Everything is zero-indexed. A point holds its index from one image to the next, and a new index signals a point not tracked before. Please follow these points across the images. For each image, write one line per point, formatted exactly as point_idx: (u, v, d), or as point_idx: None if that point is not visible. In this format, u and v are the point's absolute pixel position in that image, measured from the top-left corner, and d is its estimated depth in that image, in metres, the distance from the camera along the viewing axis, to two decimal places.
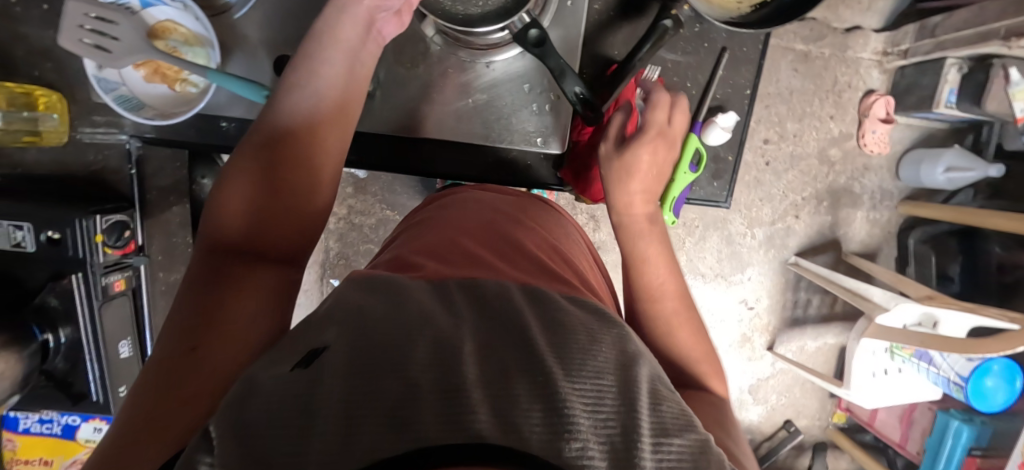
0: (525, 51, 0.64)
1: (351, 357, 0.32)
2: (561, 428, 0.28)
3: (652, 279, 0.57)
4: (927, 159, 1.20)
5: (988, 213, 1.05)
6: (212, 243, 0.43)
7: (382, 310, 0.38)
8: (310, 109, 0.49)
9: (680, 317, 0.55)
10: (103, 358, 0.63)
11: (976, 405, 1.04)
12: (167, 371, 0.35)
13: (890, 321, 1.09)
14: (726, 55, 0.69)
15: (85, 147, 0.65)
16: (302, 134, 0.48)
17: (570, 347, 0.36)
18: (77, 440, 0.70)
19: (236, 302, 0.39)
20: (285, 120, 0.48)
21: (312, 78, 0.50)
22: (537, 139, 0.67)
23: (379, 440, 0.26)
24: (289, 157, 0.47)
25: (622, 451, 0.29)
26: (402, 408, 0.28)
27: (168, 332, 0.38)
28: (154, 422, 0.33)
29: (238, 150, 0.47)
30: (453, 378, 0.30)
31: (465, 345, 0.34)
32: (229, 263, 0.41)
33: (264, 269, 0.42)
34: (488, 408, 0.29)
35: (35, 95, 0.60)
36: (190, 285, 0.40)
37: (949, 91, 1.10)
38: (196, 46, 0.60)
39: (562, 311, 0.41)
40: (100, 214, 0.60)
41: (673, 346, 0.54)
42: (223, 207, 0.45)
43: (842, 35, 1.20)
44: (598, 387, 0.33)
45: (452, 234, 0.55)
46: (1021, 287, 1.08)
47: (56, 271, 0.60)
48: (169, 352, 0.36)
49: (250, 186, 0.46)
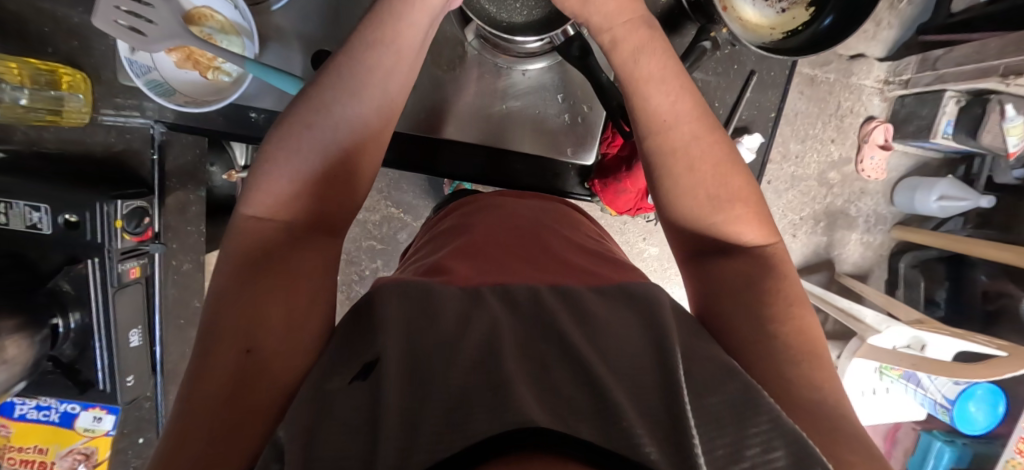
0: (558, 63, 0.69)
1: (411, 371, 0.31)
2: (608, 417, 0.27)
3: (672, 132, 0.47)
4: (922, 186, 1.22)
5: (978, 241, 1.09)
6: (249, 229, 0.40)
7: (425, 319, 0.36)
8: (362, 87, 0.44)
9: (710, 172, 0.47)
10: (114, 347, 0.62)
11: (961, 429, 1.09)
12: (222, 375, 0.35)
13: (881, 342, 1.11)
14: (755, 78, 0.73)
15: (106, 129, 0.64)
16: (331, 100, 0.43)
17: (612, 347, 0.35)
18: (75, 429, 0.68)
19: (285, 300, 0.38)
20: (347, 109, 0.43)
21: (378, 60, 0.44)
22: (567, 149, 0.73)
23: (439, 440, 0.25)
24: (325, 129, 0.42)
25: (668, 423, 0.28)
26: (459, 407, 0.27)
27: (212, 329, 0.36)
28: (218, 429, 0.33)
29: (283, 127, 0.43)
30: (496, 373, 0.29)
31: (507, 342, 0.33)
32: (273, 254, 0.39)
33: (310, 256, 0.41)
34: (534, 398, 0.28)
35: (58, 73, 0.60)
36: (233, 277, 0.38)
37: (945, 123, 1.14)
38: (232, 34, 0.60)
39: (591, 305, 0.40)
40: (120, 200, 0.58)
41: (708, 220, 0.47)
42: (264, 193, 0.41)
43: (847, 61, 1.21)
44: (636, 375, 0.32)
45: (480, 241, 0.52)
46: (1003, 316, 1.12)
47: (73, 255, 0.59)
48: (222, 354, 0.35)
49: (298, 174, 0.42)
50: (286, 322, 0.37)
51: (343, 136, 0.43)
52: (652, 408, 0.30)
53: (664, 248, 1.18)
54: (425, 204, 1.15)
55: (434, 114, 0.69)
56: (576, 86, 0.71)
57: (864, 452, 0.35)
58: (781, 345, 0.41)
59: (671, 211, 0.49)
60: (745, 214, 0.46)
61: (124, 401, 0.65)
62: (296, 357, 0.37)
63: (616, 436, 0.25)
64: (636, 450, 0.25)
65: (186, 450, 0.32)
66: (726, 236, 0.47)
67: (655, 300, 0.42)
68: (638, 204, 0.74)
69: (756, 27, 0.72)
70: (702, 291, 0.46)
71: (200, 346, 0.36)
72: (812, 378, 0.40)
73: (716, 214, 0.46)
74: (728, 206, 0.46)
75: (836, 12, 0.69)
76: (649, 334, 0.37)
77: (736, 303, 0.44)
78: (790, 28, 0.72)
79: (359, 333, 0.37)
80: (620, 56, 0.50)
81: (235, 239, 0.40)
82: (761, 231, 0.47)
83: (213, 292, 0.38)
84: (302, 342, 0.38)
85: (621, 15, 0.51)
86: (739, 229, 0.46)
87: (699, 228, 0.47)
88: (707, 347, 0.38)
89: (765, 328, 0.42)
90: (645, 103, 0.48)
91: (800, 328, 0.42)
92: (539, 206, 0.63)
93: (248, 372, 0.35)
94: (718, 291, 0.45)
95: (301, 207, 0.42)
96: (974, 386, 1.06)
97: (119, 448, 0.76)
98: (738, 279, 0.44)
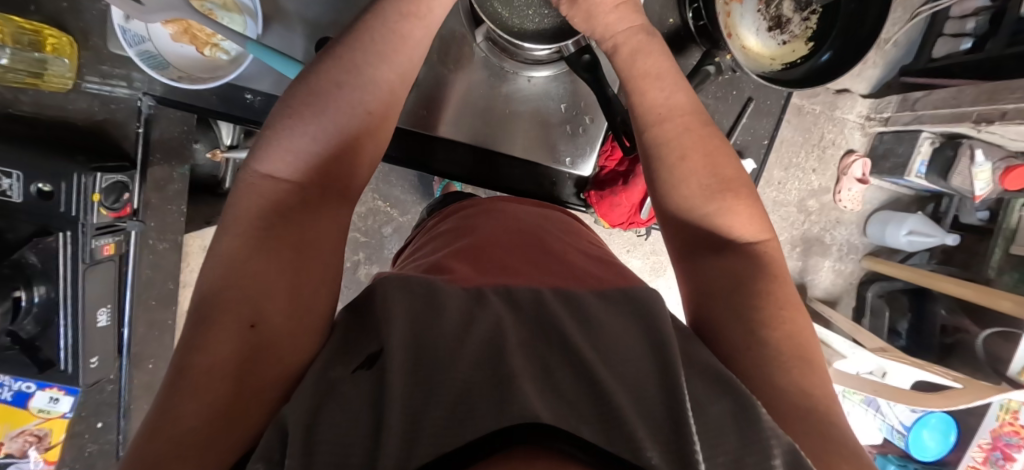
0: (567, 71, 0.69)
1: (418, 363, 0.31)
2: (610, 420, 0.28)
3: (666, 124, 0.50)
4: (893, 220, 1.27)
5: (941, 276, 1.13)
6: (261, 190, 0.39)
7: (430, 313, 0.36)
8: (392, 59, 0.44)
9: (702, 161, 0.48)
10: (80, 326, 0.59)
11: (914, 454, 1.15)
12: (224, 347, 0.33)
13: (846, 367, 1.16)
14: (751, 105, 0.75)
15: (89, 97, 0.62)
16: (354, 72, 0.42)
17: (613, 350, 0.35)
18: (29, 410, 0.64)
19: (292, 276, 0.37)
20: (375, 72, 0.43)
21: (399, 28, 0.45)
22: (566, 159, 0.74)
23: (442, 433, 0.26)
24: (350, 96, 0.42)
25: (669, 431, 0.29)
26: (464, 403, 0.28)
27: (217, 296, 0.35)
28: (217, 409, 0.32)
29: (309, 83, 0.42)
30: (500, 369, 0.30)
31: (511, 339, 0.34)
32: (284, 221, 0.38)
33: (321, 227, 0.40)
34: (538, 394, 0.28)
35: (43, 35, 0.57)
36: (242, 240, 0.37)
37: (919, 162, 1.18)
38: (233, 12, 0.59)
39: (592, 308, 0.41)
40: (100, 172, 0.56)
41: (698, 211, 0.48)
42: (280, 152, 0.40)
43: (833, 95, 1.25)
44: (637, 381, 0.33)
45: (483, 243, 0.52)
46: (960, 348, 1.19)
47: (43, 226, 0.56)
48: (224, 324, 0.34)
49: (319, 134, 0.40)
50: (292, 298, 0.37)
51: (368, 99, 0.42)
52: (654, 415, 0.30)
53: (646, 261, 1.21)
54: (413, 200, 1.14)
55: (435, 111, 0.69)
56: (582, 95, 0.71)
57: (848, 457, 0.36)
58: (771, 349, 0.42)
59: (668, 199, 0.50)
60: (735, 206, 0.47)
61: (86, 383, 0.63)
62: (301, 338, 0.36)
63: (618, 440, 0.27)
64: (638, 454, 0.26)
65: (179, 426, 0.31)
66: (719, 228, 0.47)
67: (657, 307, 0.42)
68: (632, 219, 0.76)
69: (758, 56, 0.73)
70: (694, 289, 0.47)
71: (201, 311, 0.35)
72: (804, 386, 0.40)
73: (709, 203, 0.47)
74: (720, 196, 0.48)
75: (834, 48, 0.72)
76: (652, 340, 0.37)
77: (728, 304, 0.44)
78: (789, 60, 0.74)
79: (370, 325, 0.37)
80: (621, 59, 0.53)
81: (246, 198, 0.39)
82: (755, 228, 0.48)
83: (216, 255, 0.37)
84: (307, 323, 0.37)
85: (622, 24, 0.54)
86: (729, 222, 0.47)
87: (693, 220, 0.48)
88: (703, 355, 0.39)
89: (754, 330, 0.42)
90: (642, 97, 0.51)
91: (793, 332, 0.43)
92: (542, 214, 0.63)
93: (249, 346, 0.34)
94: (710, 291, 0.46)
95: (314, 170, 0.40)
96: (928, 415, 1.13)
97: (76, 431, 0.73)
98: (728, 278, 0.45)
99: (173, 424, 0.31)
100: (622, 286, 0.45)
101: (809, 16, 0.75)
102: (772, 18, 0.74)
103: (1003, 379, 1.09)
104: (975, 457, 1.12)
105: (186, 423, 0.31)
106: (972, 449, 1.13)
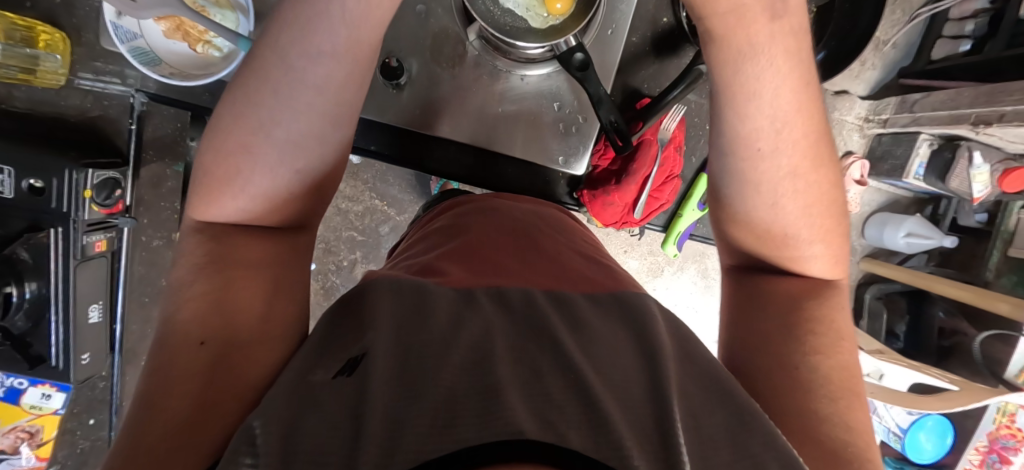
0: (558, 70, 0.69)
1: (398, 367, 0.31)
2: (598, 427, 0.28)
3: (764, 164, 0.45)
4: (891, 222, 1.26)
5: (939, 279, 1.13)
6: (209, 225, 0.41)
7: (404, 321, 0.36)
8: (311, 107, 0.39)
9: (800, 208, 0.46)
10: (72, 322, 0.60)
11: (909, 456, 1.14)
12: (181, 365, 0.35)
13: None
14: None
15: (82, 94, 0.62)
16: (258, 129, 0.39)
17: (597, 352, 0.36)
18: (20, 406, 0.63)
19: (247, 291, 0.39)
20: (287, 128, 0.39)
21: (295, 65, 0.39)
22: (559, 158, 0.74)
23: (426, 441, 0.25)
24: (266, 152, 0.39)
25: (657, 438, 0.29)
26: (449, 409, 0.27)
27: (176, 320, 0.37)
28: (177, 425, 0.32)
29: (220, 143, 0.40)
30: (488, 378, 0.30)
31: (499, 346, 0.34)
32: (235, 242, 0.41)
33: (275, 249, 0.42)
34: (524, 405, 0.28)
35: (35, 30, 0.56)
36: (192, 270, 0.39)
37: (919, 164, 1.18)
38: (226, 9, 0.59)
39: (582, 311, 0.41)
40: (92, 169, 0.56)
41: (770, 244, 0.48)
42: (222, 187, 0.40)
43: (831, 96, 1.25)
44: (626, 388, 0.33)
45: (478, 243, 0.52)
46: (958, 351, 1.18)
47: (33, 221, 0.57)
48: (180, 345, 0.36)
49: (244, 192, 0.40)
50: (247, 319, 0.38)
51: (290, 158, 0.40)
52: (642, 421, 0.30)
53: (643, 262, 1.20)
54: (410, 200, 1.14)
55: (429, 111, 0.68)
56: (573, 95, 0.71)
57: None
58: (820, 376, 0.42)
59: (741, 229, 0.49)
60: (821, 252, 0.47)
61: (76, 379, 0.63)
62: (260, 346, 0.38)
63: (604, 446, 0.26)
64: (625, 461, 0.26)
65: (145, 443, 0.32)
66: (794, 262, 0.48)
67: (646, 312, 0.42)
68: (624, 219, 0.76)
69: None
70: (746, 306, 0.48)
71: (164, 336, 0.37)
72: (847, 418, 0.41)
73: (790, 242, 0.47)
74: (807, 241, 0.47)
75: (828, 48, 0.72)
76: (639, 345, 0.38)
77: (780, 327, 0.45)
78: None
79: (328, 342, 0.37)
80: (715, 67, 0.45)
81: (198, 230, 0.41)
82: (829, 269, 0.48)
83: (175, 284, 0.39)
84: (269, 334, 0.39)
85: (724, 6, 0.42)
86: (807, 262, 0.48)
87: (764, 251, 0.49)
88: (699, 365, 0.39)
89: (806, 353, 0.43)
90: (741, 122, 0.44)
91: (844, 367, 0.43)
92: (538, 213, 0.63)
93: (206, 363, 0.35)
94: (762, 312, 0.47)
95: (267, 200, 0.41)
96: (925, 416, 1.11)
97: (68, 427, 0.73)
98: (789, 305, 0.46)
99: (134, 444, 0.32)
100: (593, 289, 0.46)
101: None
102: None
103: (1000, 382, 1.09)
104: (971, 460, 1.12)
105: (150, 442, 0.32)
106: (969, 451, 1.13)
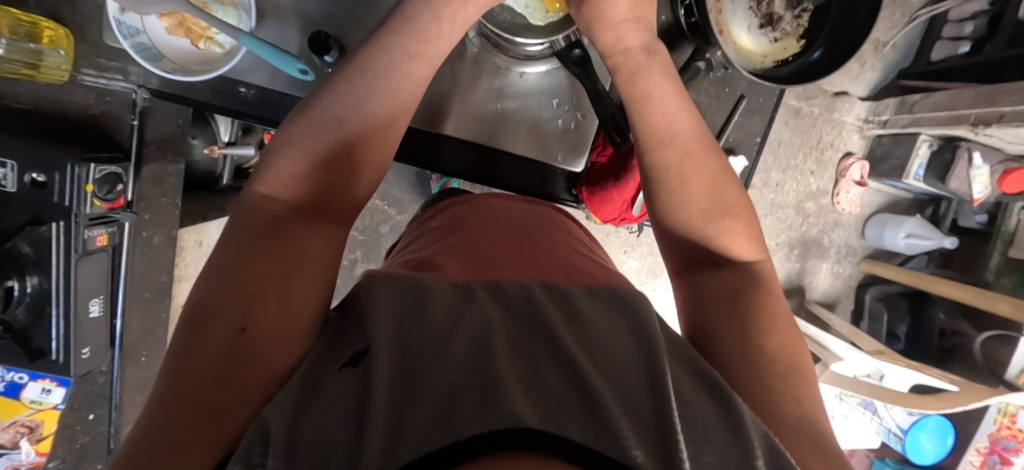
0: (558, 68, 0.70)
1: (402, 361, 0.31)
2: (597, 418, 0.27)
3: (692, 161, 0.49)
4: (891, 223, 1.26)
5: (939, 279, 1.13)
6: (258, 204, 0.41)
7: (417, 316, 0.36)
8: (370, 109, 0.45)
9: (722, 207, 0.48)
10: (72, 316, 0.60)
11: (912, 458, 1.14)
12: (211, 353, 0.34)
13: (843, 370, 1.15)
14: (743, 102, 0.78)
15: (85, 90, 0.62)
16: (319, 118, 0.44)
17: (598, 346, 0.36)
18: (21, 401, 0.64)
19: (287, 281, 0.38)
20: (345, 118, 0.44)
21: (350, 83, 0.45)
22: (558, 155, 0.74)
23: (427, 432, 0.25)
24: (323, 139, 0.44)
25: (655, 430, 0.29)
26: (450, 400, 0.27)
27: (208, 304, 0.36)
28: (197, 417, 0.32)
29: (287, 130, 0.45)
30: (488, 371, 0.30)
31: (498, 340, 0.34)
32: (277, 230, 0.40)
33: (313, 239, 0.41)
34: (524, 397, 0.28)
35: (40, 26, 0.57)
36: (235, 250, 0.39)
37: (918, 165, 1.18)
38: (227, 5, 0.60)
39: (582, 306, 0.41)
40: (94, 164, 0.57)
41: (701, 231, 0.48)
42: (279, 172, 0.43)
43: (831, 97, 1.25)
44: (624, 380, 0.32)
45: (475, 239, 0.52)
46: (959, 352, 1.18)
47: (36, 216, 0.57)
48: (213, 331, 0.35)
49: (290, 174, 0.43)
50: (282, 309, 0.37)
51: (338, 144, 0.44)
52: (641, 412, 0.30)
53: (643, 263, 1.21)
54: (411, 200, 1.14)
55: (428, 107, 0.68)
56: (574, 92, 0.72)
57: (826, 457, 0.36)
58: (766, 359, 0.42)
59: (673, 219, 0.49)
60: (735, 229, 0.48)
61: (76, 374, 0.63)
62: (293, 337, 0.37)
63: (603, 437, 0.26)
64: (623, 452, 0.25)
65: (164, 433, 0.32)
66: (717, 248, 0.48)
67: (644, 307, 0.42)
68: (623, 215, 0.77)
69: (749, 54, 0.74)
70: (694, 302, 0.47)
71: (191, 319, 0.36)
72: (802, 405, 0.39)
73: (708, 226, 0.48)
74: (719, 220, 0.48)
75: (825, 45, 0.73)
76: (637, 338, 0.38)
77: (724, 314, 0.45)
78: (780, 57, 0.75)
79: (350, 335, 0.36)
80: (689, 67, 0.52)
81: (244, 209, 0.41)
82: (751, 248, 0.48)
83: (217, 263, 0.39)
84: (296, 325, 0.37)
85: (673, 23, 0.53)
86: (728, 243, 0.48)
87: (694, 239, 0.49)
88: (697, 359, 0.39)
89: (750, 340, 0.43)
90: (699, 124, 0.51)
91: (782, 345, 0.43)
92: (540, 213, 0.63)
93: (239, 350, 0.35)
94: (709, 303, 0.46)
95: (310, 188, 0.43)
96: (925, 417, 1.12)
97: (67, 423, 0.72)
98: (726, 290, 0.46)
99: (153, 436, 0.32)
100: (603, 286, 0.46)
101: (801, 13, 0.76)
102: (764, 15, 0.76)
103: (1000, 382, 1.08)
104: (973, 461, 1.12)
105: (171, 434, 0.32)
106: (969, 453, 1.12)
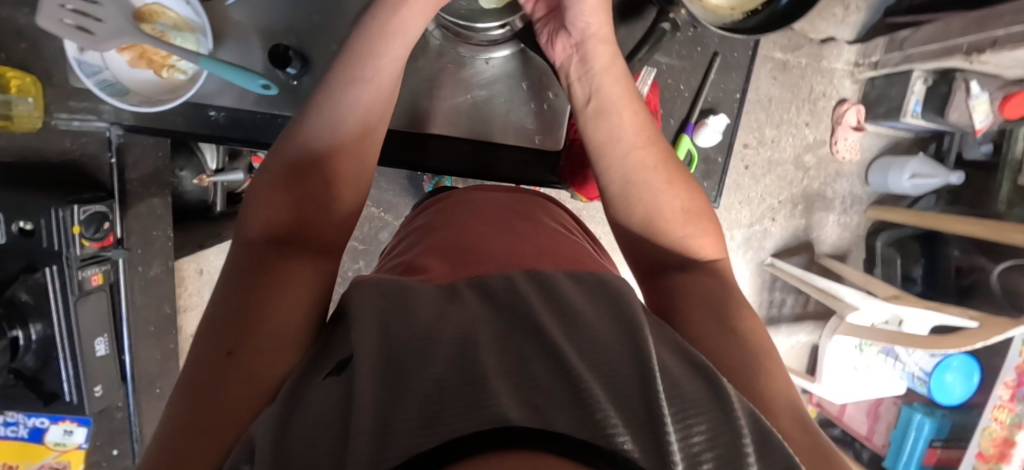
0: (522, 49, 0.69)
1: (387, 362, 0.31)
2: (584, 406, 0.27)
3: (657, 172, 0.52)
4: (894, 165, 1.23)
5: (945, 217, 1.11)
6: (243, 242, 0.44)
7: (397, 317, 0.36)
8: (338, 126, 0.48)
9: (683, 214, 0.51)
10: (79, 358, 0.61)
11: (938, 399, 1.13)
12: (204, 378, 0.35)
13: (861, 320, 1.12)
14: (718, 59, 0.77)
15: (60, 134, 0.63)
16: (295, 147, 0.47)
17: (584, 331, 0.35)
18: (45, 444, 0.67)
19: (272, 302, 0.39)
20: (317, 140, 0.47)
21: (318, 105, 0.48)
22: (536, 137, 0.73)
23: (416, 434, 0.25)
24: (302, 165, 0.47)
25: (642, 409, 0.28)
26: (436, 401, 0.27)
27: (203, 335, 0.38)
28: (194, 438, 0.32)
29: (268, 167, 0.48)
30: (474, 369, 0.29)
31: (482, 338, 0.34)
32: (258, 259, 0.42)
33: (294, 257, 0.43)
34: (510, 393, 0.28)
35: (6, 77, 0.58)
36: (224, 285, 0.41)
37: (914, 102, 1.14)
38: (185, 31, 0.60)
39: (565, 291, 0.40)
40: (77, 205, 0.57)
41: (676, 234, 0.51)
42: (260, 207, 0.45)
43: (817, 46, 1.22)
44: (609, 363, 0.32)
45: (459, 235, 0.52)
46: (976, 290, 1.15)
47: (30, 262, 0.58)
48: (205, 359, 0.36)
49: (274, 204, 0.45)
50: (269, 327, 0.38)
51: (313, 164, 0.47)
52: (628, 397, 0.29)
53: None
54: (406, 203, 1.14)
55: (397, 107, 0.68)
56: (542, 73, 0.71)
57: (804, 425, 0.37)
58: None
59: (641, 225, 0.52)
60: (704, 232, 0.52)
61: (92, 411, 0.65)
62: (279, 352, 0.37)
63: (591, 426, 0.25)
64: (610, 440, 0.25)
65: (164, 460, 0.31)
66: (688, 251, 0.51)
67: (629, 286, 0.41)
68: None
69: (716, 9, 0.73)
70: (663, 298, 0.49)
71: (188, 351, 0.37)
72: None
73: (683, 228, 0.51)
74: (692, 224, 0.51)
75: None
76: (620, 321, 0.37)
77: (697, 307, 0.46)
78: (750, 8, 0.73)
79: (333, 342, 0.37)
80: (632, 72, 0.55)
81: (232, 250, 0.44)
82: (712, 248, 0.52)
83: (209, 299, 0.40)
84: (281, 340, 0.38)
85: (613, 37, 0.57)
86: (699, 244, 0.51)
87: (667, 243, 0.51)
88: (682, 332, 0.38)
89: (724, 327, 0.44)
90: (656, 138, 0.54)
91: None
92: (525, 201, 0.62)
93: (228, 371, 0.35)
94: (680, 297, 0.48)
95: (291, 211, 0.45)
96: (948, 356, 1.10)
97: (93, 461, 0.74)
98: (698, 287, 0.48)
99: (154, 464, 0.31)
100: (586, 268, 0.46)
101: None
102: None
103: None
104: (1001, 395, 1.05)
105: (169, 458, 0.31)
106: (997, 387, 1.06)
